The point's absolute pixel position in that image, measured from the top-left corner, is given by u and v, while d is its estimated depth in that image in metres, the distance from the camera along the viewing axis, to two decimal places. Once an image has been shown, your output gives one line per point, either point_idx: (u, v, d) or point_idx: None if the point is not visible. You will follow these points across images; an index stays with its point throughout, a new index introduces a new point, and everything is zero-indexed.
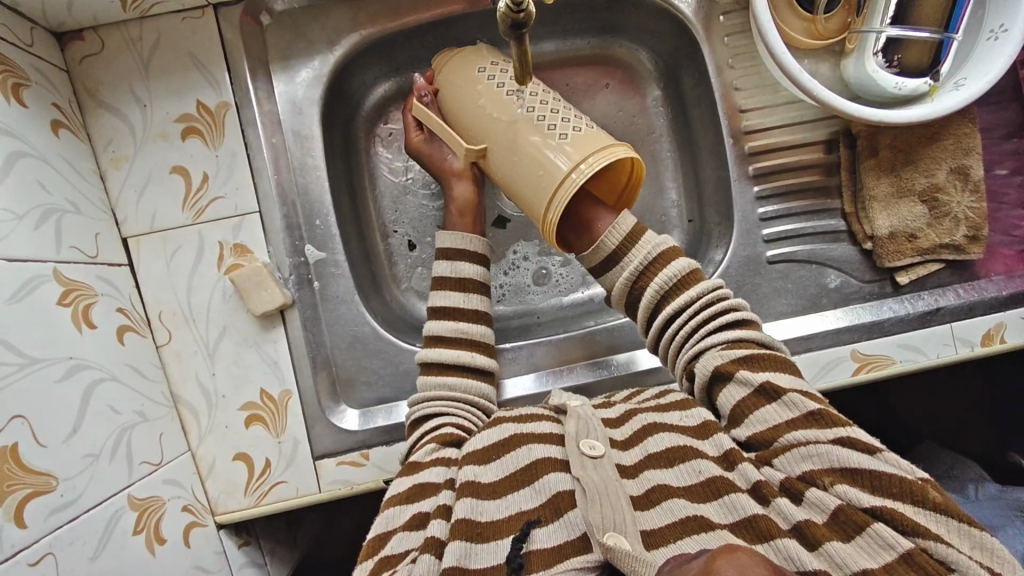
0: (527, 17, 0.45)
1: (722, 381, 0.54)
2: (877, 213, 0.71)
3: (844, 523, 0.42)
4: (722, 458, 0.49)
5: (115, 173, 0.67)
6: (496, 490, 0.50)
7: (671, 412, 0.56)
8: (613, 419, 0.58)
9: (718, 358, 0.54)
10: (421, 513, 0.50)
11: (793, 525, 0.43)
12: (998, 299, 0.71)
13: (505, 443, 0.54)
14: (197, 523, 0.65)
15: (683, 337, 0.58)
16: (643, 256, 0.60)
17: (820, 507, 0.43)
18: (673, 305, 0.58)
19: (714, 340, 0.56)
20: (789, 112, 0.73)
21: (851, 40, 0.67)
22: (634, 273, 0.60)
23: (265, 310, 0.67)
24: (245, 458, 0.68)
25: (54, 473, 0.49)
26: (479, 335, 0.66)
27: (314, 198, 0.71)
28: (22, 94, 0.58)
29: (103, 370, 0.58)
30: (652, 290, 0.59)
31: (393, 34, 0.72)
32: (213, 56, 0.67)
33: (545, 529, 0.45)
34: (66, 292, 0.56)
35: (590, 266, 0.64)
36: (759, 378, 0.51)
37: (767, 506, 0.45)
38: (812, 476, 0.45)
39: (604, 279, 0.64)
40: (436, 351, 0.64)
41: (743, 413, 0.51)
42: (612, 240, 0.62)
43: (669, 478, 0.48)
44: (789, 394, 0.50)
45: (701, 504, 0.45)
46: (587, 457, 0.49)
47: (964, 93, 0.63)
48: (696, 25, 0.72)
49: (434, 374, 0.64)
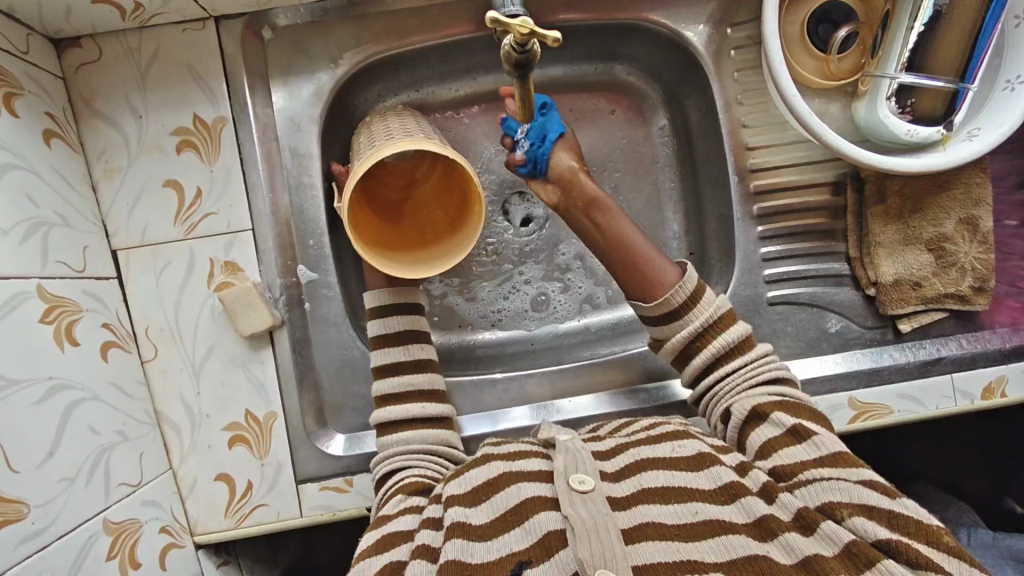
0: (530, 57, 0.44)
1: (756, 420, 0.56)
2: (881, 259, 0.69)
3: (856, 555, 0.44)
4: (761, 492, 0.50)
5: (107, 184, 0.66)
6: (487, 531, 0.49)
7: (661, 445, 0.56)
8: (604, 450, 0.57)
9: (757, 401, 0.57)
10: (394, 562, 0.50)
11: (800, 559, 0.45)
12: (1001, 352, 0.70)
13: (490, 483, 0.54)
14: (174, 545, 0.64)
15: (729, 387, 0.60)
16: (707, 313, 0.61)
17: (832, 540, 0.45)
18: (717, 352, 0.60)
19: (762, 390, 0.58)
20: (798, 151, 0.71)
21: (864, 83, 0.65)
22: (695, 332, 0.61)
23: (253, 330, 0.65)
24: (227, 479, 0.67)
25: (26, 499, 0.48)
26: (428, 383, 0.65)
27: (309, 217, 0.69)
28: (15, 104, 0.57)
29: (84, 390, 0.57)
30: (706, 339, 0.61)
31: (397, 54, 0.71)
32: (212, 70, 0.66)
33: (537, 568, 0.46)
34: (50, 310, 0.55)
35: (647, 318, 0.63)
36: (793, 421, 0.54)
37: (770, 542, 0.46)
38: (831, 509, 0.47)
39: (659, 331, 0.63)
40: (389, 409, 0.63)
41: (772, 447, 0.53)
42: (677, 298, 0.61)
43: (664, 515, 0.48)
44: (818, 436, 0.53)
45: (695, 543, 0.46)
46: (576, 492, 0.49)
47: (978, 143, 0.61)
48: (706, 58, 0.71)
49: (391, 432, 0.63)
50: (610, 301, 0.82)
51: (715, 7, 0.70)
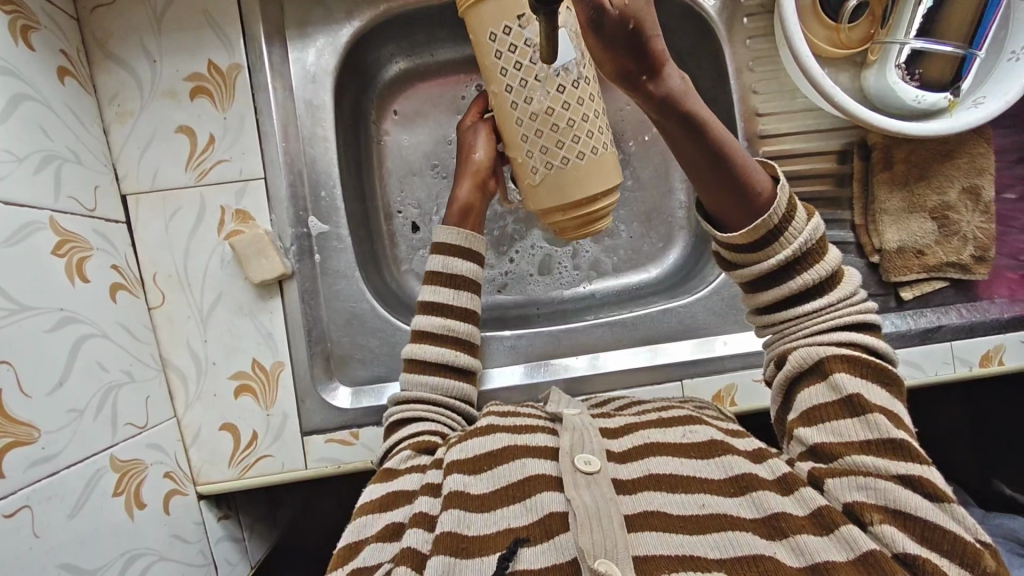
0: None
1: (813, 376, 0.50)
2: (886, 226, 0.71)
3: (873, 567, 0.40)
4: (779, 482, 0.47)
5: (119, 128, 0.65)
6: (487, 503, 0.49)
7: (672, 428, 0.55)
8: (614, 429, 0.57)
9: (821, 352, 0.50)
10: (393, 523, 0.51)
11: (809, 563, 0.42)
12: (1000, 322, 0.71)
13: (495, 454, 0.53)
14: (178, 492, 0.63)
15: (797, 327, 0.52)
16: (802, 240, 0.49)
17: (850, 546, 0.42)
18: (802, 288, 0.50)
19: (832, 340, 0.50)
20: (806, 119, 0.72)
21: (874, 51, 0.67)
22: (786, 261, 0.49)
23: (263, 278, 0.65)
24: (232, 429, 0.66)
25: (36, 424, 0.48)
26: (467, 335, 0.64)
27: (322, 169, 0.70)
28: (31, 37, 0.56)
29: (94, 326, 0.56)
30: (797, 271, 0.50)
31: (414, 11, 0.71)
32: (229, 18, 0.65)
33: (533, 548, 0.45)
34: (62, 243, 0.55)
35: (728, 246, 0.51)
36: (855, 388, 0.47)
37: (778, 541, 0.43)
38: (859, 509, 0.43)
39: (735, 259, 0.52)
40: (424, 349, 0.62)
41: (818, 418, 0.48)
42: (775, 216, 0.49)
43: (670, 504, 0.47)
44: (874, 413, 0.46)
45: (700, 537, 0.44)
46: (581, 473, 0.49)
47: (983, 110, 0.62)
48: (718, 25, 0.72)
49: (418, 373, 0.62)
50: (616, 268, 0.82)
51: None
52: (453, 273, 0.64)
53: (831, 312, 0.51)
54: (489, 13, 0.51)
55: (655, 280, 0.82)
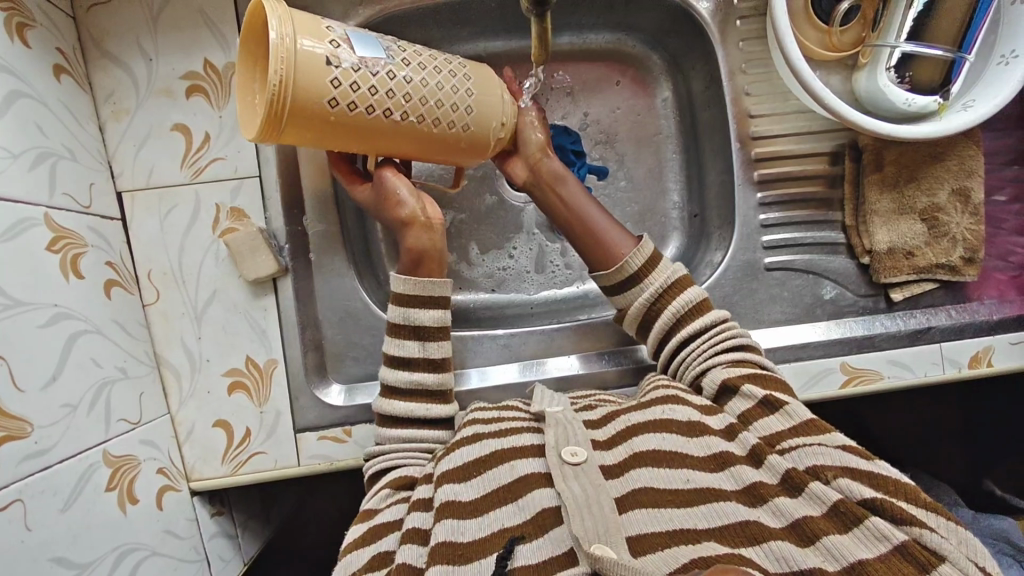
0: None
1: (727, 394, 0.55)
2: (877, 227, 0.71)
3: (843, 514, 0.43)
4: (749, 456, 0.50)
5: (115, 126, 0.66)
6: (478, 507, 0.50)
7: (653, 408, 0.55)
8: (597, 420, 0.58)
9: (725, 373, 0.57)
10: (383, 552, 0.51)
11: (789, 522, 0.44)
12: (989, 323, 0.71)
13: (481, 461, 0.54)
14: (171, 488, 0.63)
15: (700, 356, 0.60)
16: (665, 275, 0.62)
17: (820, 499, 0.44)
18: (684, 307, 0.61)
19: (726, 358, 0.58)
20: (797, 121, 0.73)
21: (865, 54, 0.67)
22: (651, 298, 0.62)
23: (257, 275, 0.66)
24: (225, 426, 0.67)
25: (29, 419, 0.48)
26: (436, 385, 0.63)
27: (316, 168, 0.70)
28: (27, 34, 0.57)
29: (87, 322, 0.57)
30: (667, 297, 0.62)
31: (409, 11, 0.72)
32: (224, 17, 0.66)
33: (529, 543, 0.45)
34: (57, 239, 0.55)
35: (602, 285, 0.65)
36: (763, 391, 0.53)
37: (759, 507, 0.46)
38: (815, 470, 0.46)
39: (616, 300, 0.65)
40: (394, 403, 0.62)
41: (745, 420, 0.52)
42: (634, 263, 0.63)
43: (655, 480, 0.48)
44: (789, 405, 0.51)
45: (688, 510, 0.46)
46: (568, 466, 0.50)
47: (972, 114, 0.63)
48: (712, 27, 0.72)
49: (391, 427, 0.62)
50: None
51: None
52: (415, 324, 0.62)
53: (714, 338, 0.60)
54: (307, 60, 0.47)
55: None
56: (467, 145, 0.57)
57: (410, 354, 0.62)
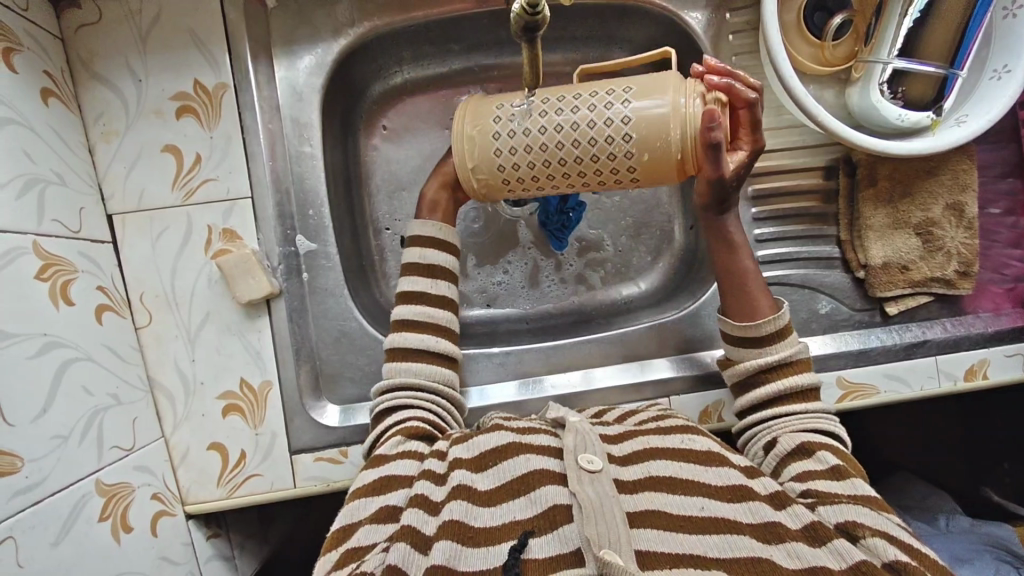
0: (541, 20, 0.44)
1: (799, 454, 0.56)
2: (871, 242, 0.71)
3: (864, 573, 0.43)
4: (772, 498, 0.50)
5: (105, 148, 0.65)
6: (491, 498, 0.50)
7: (671, 436, 0.56)
8: (615, 435, 0.58)
9: (808, 438, 0.56)
10: (389, 505, 0.51)
11: (805, 566, 0.44)
12: (985, 335, 0.72)
13: (501, 450, 0.54)
14: (166, 513, 0.63)
15: (786, 421, 0.59)
16: (789, 350, 0.61)
17: (841, 555, 0.44)
18: (789, 388, 0.60)
19: (817, 433, 0.57)
20: (790, 136, 0.73)
21: (857, 69, 0.67)
22: (768, 365, 0.61)
23: (250, 298, 0.65)
24: (220, 448, 0.66)
25: (19, 454, 0.47)
26: (444, 321, 0.64)
27: (309, 187, 0.70)
28: (13, 59, 0.56)
29: (78, 349, 0.56)
30: (781, 372, 0.60)
31: (401, 27, 0.71)
32: (214, 36, 0.65)
33: (539, 539, 0.45)
34: (46, 267, 0.54)
35: (728, 334, 0.64)
36: (837, 462, 0.53)
37: (774, 545, 0.45)
38: (850, 527, 0.47)
39: (738, 350, 0.63)
40: (404, 335, 0.63)
41: (806, 478, 0.53)
42: (767, 328, 0.61)
43: (670, 506, 0.48)
44: (855, 479, 0.52)
45: (700, 537, 0.46)
46: (585, 471, 0.49)
47: (966, 129, 0.63)
48: (705, 41, 0.72)
49: (402, 359, 0.62)
50: (604, 281, 0.83)
51: None
52: (429, 264, 0.64)
53: (811, 413, 0.59)
54: (475, 138, 0.54)
55: (644, 294, 0.82)
56: (647, 169, 0.53)
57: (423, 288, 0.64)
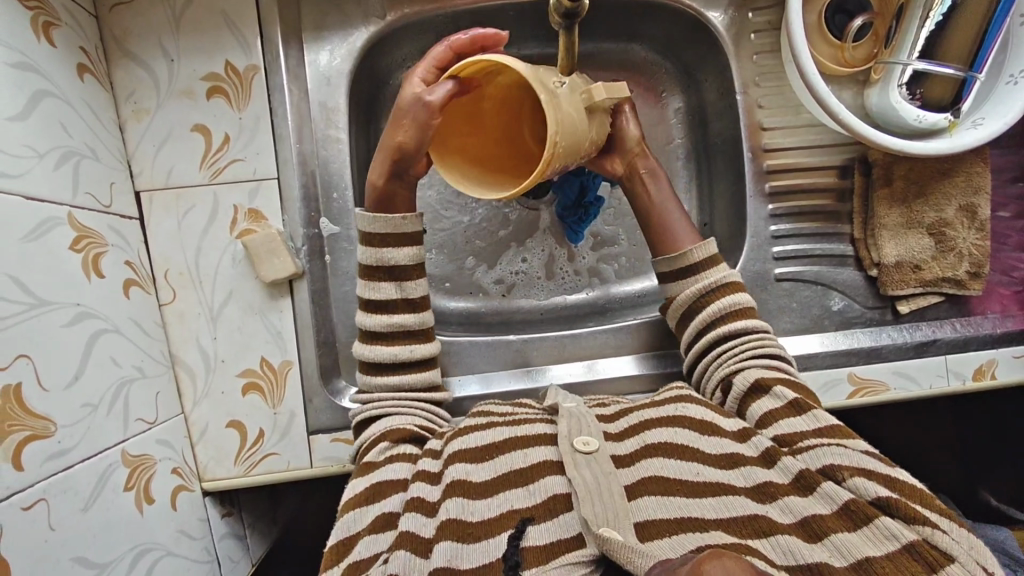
0: (580, 8, 0.46)
1: (756, 392, 0.56)
2: (885, 241, 0.72)
3: (853, 513, 0.44)
4: (762, 457, 0.51)
5: (135, 126, 0.66)
6: (487, 489, 0.51)
7: (664, 407, 0.57)
8: (609, 415, 0.60)
9: (761, 374, 0.57)
10: (386, 513, 0.52)
11: (799, 518, 0.45)
12: (992, 337, 0.73)
13: (495, 446, 0.55)
14: (185, 488, 0.63)
15: (737, 351, 0.60)
16: (720, 274, 0.64)
17: (831, 500, 0.46)
18: (729, 309, 0.62)
19: (766, 365, 0.59)
20: (810, 134, 0.74)
21: (877, 70, 0.68)
22: (702, 290, 0.64)
23: (274, 278, 0.66)
24: (239, 426, 0.67)
25: (54, 419, 0.48)
26: (415, 323, 0.64)
27: (334, 172, 0.71)
28: (53, 33, 0.57)
29: (107, 321, 0.57)
30: (714, 297, 0.63)
31: (429, 17, 0.73)
32: (246, 18, 0.66)
33: (539, 525, 0.46)
34: (79, 238, 0.55)
35: (661, 270, 0.68)
36: (794, 395, 0.54)
37: (768, 503, 0.47)
38: (832, 471, 0.47)
39: (670, 287, 0.67)
40: (374, 349, 0.64)
41: (771, 418, 0.54)
42: (697, 253, 0.66)
43: (666, 470, 0.50)
44: (816, 410, 0.53)
45: (697, 500, 0.47)
46: (580, 454, 0.51)
47: (982, 132, 0.64)
48: (727, 40, 0.74)
49: (375, 374, 0.64)
50: (618, 275, 0.83)
51: None
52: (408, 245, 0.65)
53: (758, 343, 0.61)
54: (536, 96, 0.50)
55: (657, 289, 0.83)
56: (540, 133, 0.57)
57: (386, 298, 0.63)
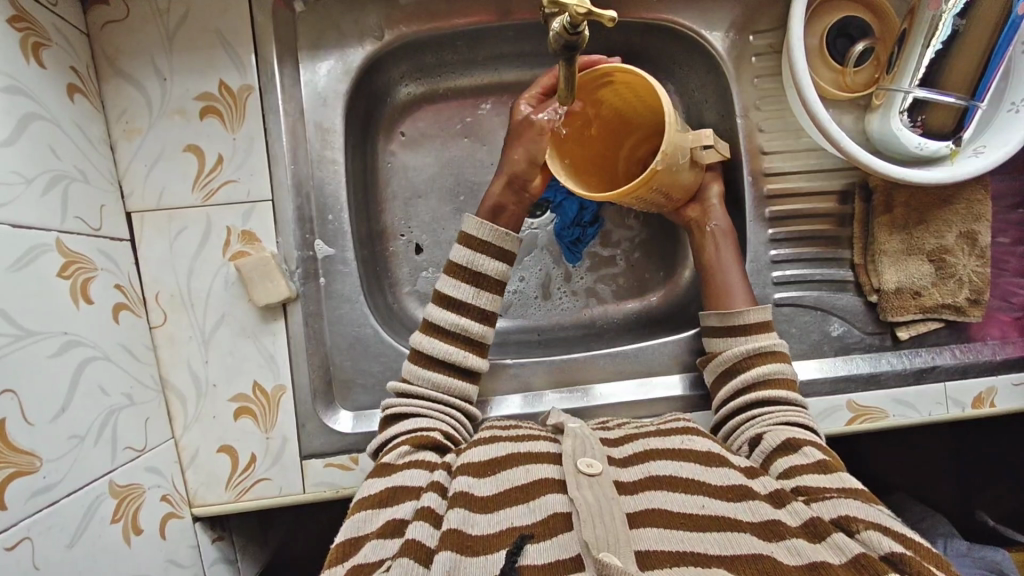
0: (581, 39, 0.45)
1: (784, 449, 0.56)
2: (885, 267, 0.72)
3: (862, 566, 0.43)
4: (772, 497, 0.50)
5: (126, 145, 0.65)
6: (491, 503, 0.50)
7: (672, 436, 0.57)
8: (615, 438, 0.59)
9: (790, 433, 0.57)
10: (395, 519, 0.50)
11: (805, 562, 0.44)
12: (992, 364, 0.72)
13: (500, 461, 0.55)
14: (174, 515, 0.62)
15: (769, 414, 0.60)
16: (769, 339, 0.64)
17: (841, 549, 0.44)
18: (766, 373, 0.62)
19: (797, 429, 0.58)
20: (809, 159, 0.74)
21: (878, 96, 0.68)
22: (745, 353, 0.64)
23: (268, 301, 0.65)
24: (230, 451, 0.66)
25: (39, 453, 0.47)
26: (478, 334, 0.64)
27: (329, 192, 0.70)
28: (42, 54, 0.56)
29: (96, 349, 0.56)
30: (759, 360, 0.63)
31: (427, 36, 0.72)
32: (241, 38, 0.65)
33: (537, 544, 0.45)
34: (68, 264, 0.54)
35: (712, 326, 0.68)
36: (823, 456, 0.54)
37: (775, 542, 0.45)
38: (846, 521, 0.47)
39: (716, 343, 0.68)
40: (431, 342, 0.63)
41: (797, 471, 0.53)
42: (749, 316, 0.66)
43: (668, 504, 0.49)
44: (842, 473, 0.52)
45: (699, 535, 0.46)
46: (583, 474, 0.50)
47: (985, 159, 0.63)
48: (727, 63, 0.73)
49: (423, 366, 0.63)
50: (615, 295, 0.83)
51: (737, 14, 0.72)
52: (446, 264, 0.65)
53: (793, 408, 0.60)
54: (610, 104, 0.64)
55: (654, 309, 0.82)
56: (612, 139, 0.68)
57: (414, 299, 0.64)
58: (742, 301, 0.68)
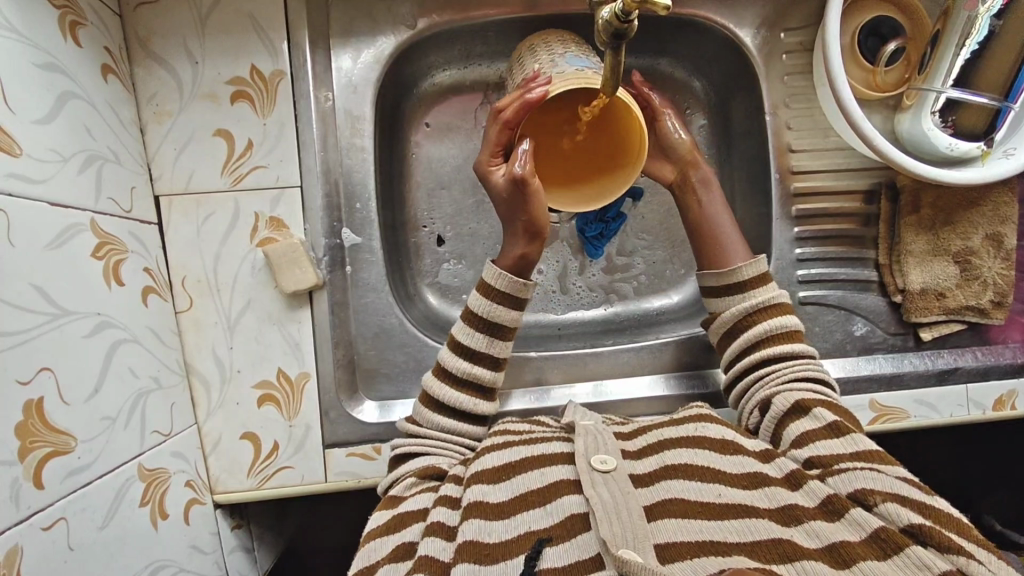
0: (630, 28, 0.45)
1: (795, 413, 0.56)
2: (911, 268, 0.72)
3: (883, 541, 0.43)
4: (788, 478, 0.50)
5: (155, 128, 0.64)
6: (503, 510, 0.50)
7: (684, 424, 0.57)
8: (627, 432, 0.59)
9: (800, 395, 0.57)
10: (405, 542, 0.50)
11: (825, 544, 0.44)
12: (1013, 366, 0.72)
13: (516, 464, 0.54)
14: (197, 501, 0.62)
15: (778, 373, 0.60)
16: (767, 295, 0.63)
17: (859, 525, 0.45)
18: (775, 329, 0.61)
19: (806, 387, 0.58)
20: (837, 158, 0.74)
21: (909, 97, 0.68)
22: (745, 311, 0.63)
23: (295, 288, 0.65)
24: (253, 438, 0.66)
25: (74, 434, 0.47)
26: (489, 382, 0.62)
27: (357, 181, 0.69)
28: (78, 33, 0.56)
29: (127, 331, 0.55)
30: (759, 316, 0.63)
31: (460, 26, 0.72)
32: (275, 24, 0.65)
33: (556, 547, 0.45)
34: (101, 245, 0.54)
35: (708, 284, 0.67)
36: (834, 417, 0.54)
37: (792, 526, 0.46)
38: (863, 494, 0.47)
39: (714, 303, 0.67)
40: (443, 389, 0.61)
41: (806, 439, 0.53)
42: (747, 272, 0.64)
43: (684, 491, 0.49)
44: (853, 432, 0.52)
45: (718, 523, 0.46)
46: (598, 472, 0.50)
47: (1014, 161, 0.64)
48: (757, 59, 0.73)
49: (432, 411, 0.61)
50: (637, 292, 0.83)
51: (768, 12, 0.72)
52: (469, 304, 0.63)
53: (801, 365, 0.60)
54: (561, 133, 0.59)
55: (675, 305, 0.82)
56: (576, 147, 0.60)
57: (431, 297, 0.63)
58: (737, 258, 0.66)
